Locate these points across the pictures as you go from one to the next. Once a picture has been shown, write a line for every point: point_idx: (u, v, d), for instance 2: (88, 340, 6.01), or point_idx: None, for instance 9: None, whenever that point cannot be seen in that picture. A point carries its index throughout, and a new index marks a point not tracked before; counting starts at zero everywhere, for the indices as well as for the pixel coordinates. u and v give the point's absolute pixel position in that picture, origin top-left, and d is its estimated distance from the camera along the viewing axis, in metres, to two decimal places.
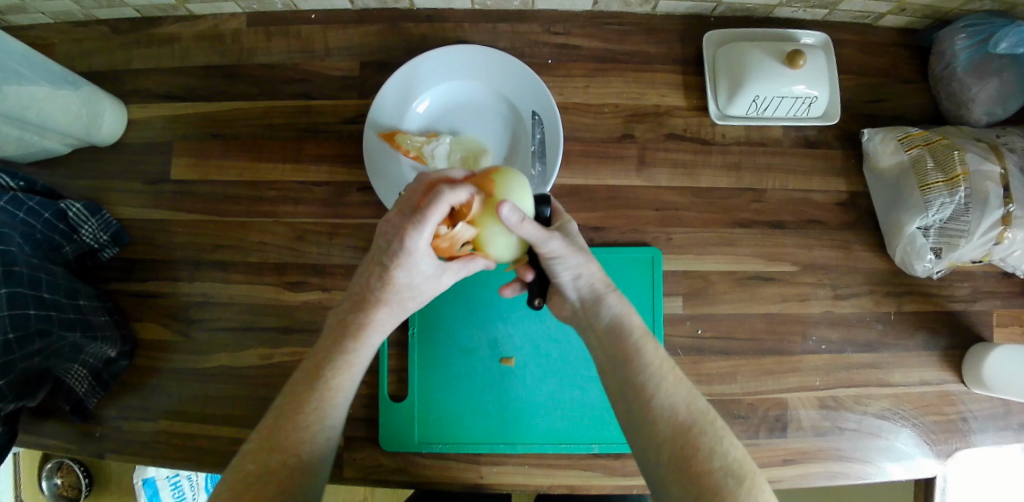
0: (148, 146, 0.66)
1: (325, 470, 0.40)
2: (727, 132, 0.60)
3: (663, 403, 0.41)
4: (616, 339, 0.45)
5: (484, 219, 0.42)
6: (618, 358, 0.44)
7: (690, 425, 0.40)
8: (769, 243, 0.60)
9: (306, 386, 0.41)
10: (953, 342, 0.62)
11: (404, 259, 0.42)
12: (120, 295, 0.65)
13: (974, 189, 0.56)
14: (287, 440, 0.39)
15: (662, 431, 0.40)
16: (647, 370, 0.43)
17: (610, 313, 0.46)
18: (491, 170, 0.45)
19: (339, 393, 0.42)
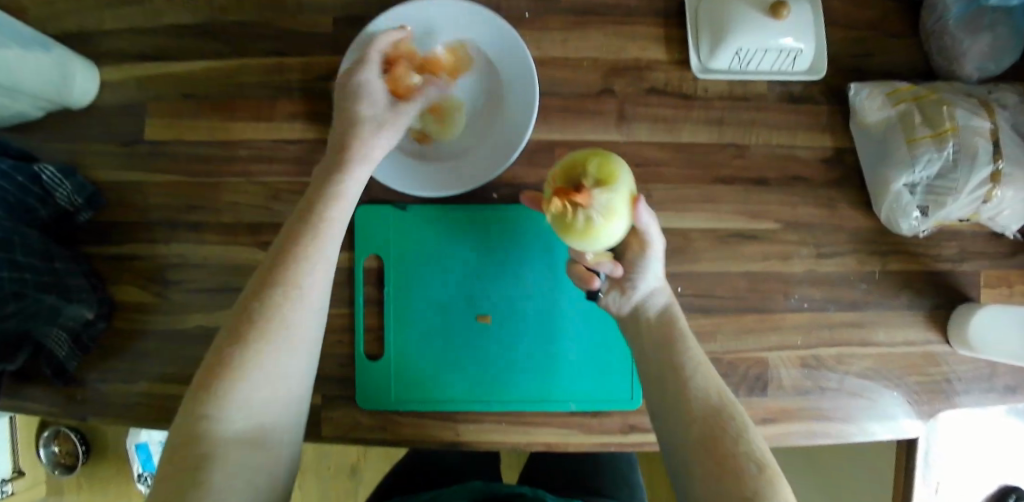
0: (121, 107, 0.64)
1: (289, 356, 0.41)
2: (710, 87, 0.59)
3: (698, 387, 0.43)
4: (662, 329, 0.47)
5: (624, 209, 0.42)
6: (662, 345, 0.46)
7: (720, 411, 0.41)
8: (753, 200, 0.59)
9: (260, 284, 0.42)
10: (938, 302, 0.62)
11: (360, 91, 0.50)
12: (98, 259, 0.64)
13: (963, 144, 0.54)
14: (234, 359, 0.38)
15: (694, 410, 0.41)
16: (687, 357, 0.45)
17: (663, 305, 0.49)
18: (604, 154, 0.43)
19: (293, 295, 0.42)
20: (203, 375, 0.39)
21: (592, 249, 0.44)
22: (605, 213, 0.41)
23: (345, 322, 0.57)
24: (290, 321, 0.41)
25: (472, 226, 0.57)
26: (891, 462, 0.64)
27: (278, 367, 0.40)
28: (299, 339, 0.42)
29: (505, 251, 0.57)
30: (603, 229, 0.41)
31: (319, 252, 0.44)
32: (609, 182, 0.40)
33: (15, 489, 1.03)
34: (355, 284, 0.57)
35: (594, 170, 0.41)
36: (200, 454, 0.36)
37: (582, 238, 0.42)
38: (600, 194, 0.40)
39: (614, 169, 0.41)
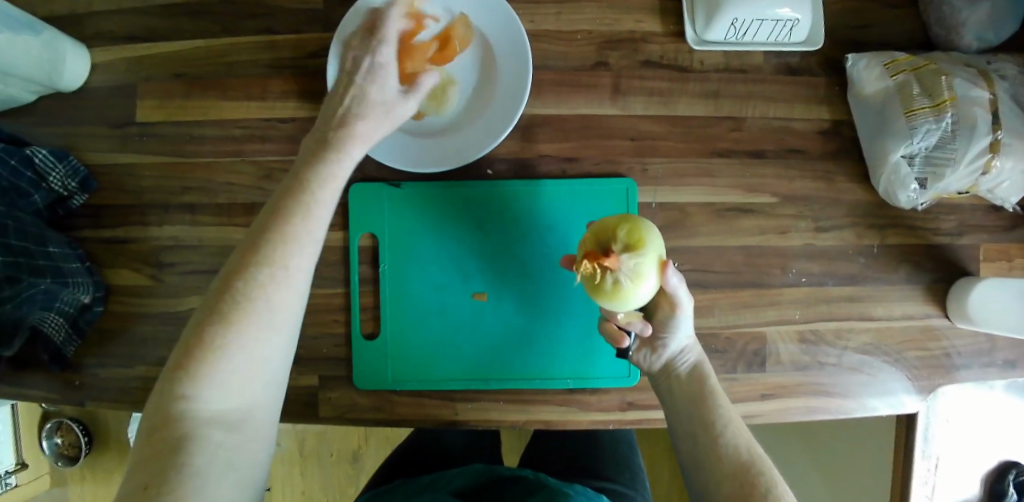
0: (112, 89, 0.64)
1: (270, 339, 0.38)
2: (706, 59, 0.58)
3: (728, 442, 0.43)
4: (694, 384, 0.48)
5: (653, 273, 0.43)
6: (694, 402, 0.47)
7: (750, 466, 0.41)
8: (749, 174, 0.59)
9: (241, 255, 0.38)
10: (937, 276, 0.61)
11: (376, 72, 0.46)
12: (91, 243, 0.64)
13: (961, 115, 0.54)
14: (209, 339, 0.35)
15: (725, 466, 0.42)
16: (718, 413, 0.46)
17: (693, 363, 0.50)
18: (634, 220, 0.45)
19: (275, 272, 0.38)
20: (179, 353, 0.36)
21: (621, 310, 0.46)
22: (632, 276, 0.43)
23: (341, 301, 0.57)
24: (273, 303, 0.37)
25: (467, 204, 0.57)
26: (888, 436, 0.64)
27: (258, 350, 0.37)
28: (282, 322, 0.38)
29: (501, 228, 0.57)
30: (631, 292, 0.43)
31: (305, 228, 0.40)
32: (638, 246, 0.42)
33: (19, 481, 1.03)
34: (351, 262, 0.57)
35: (623, 235, 0.43)
36: (179, 436, 0.35)
37: (611, 299, 0.44)
38: (628, 259, 0.42)
39: (643, 234, 0.43)
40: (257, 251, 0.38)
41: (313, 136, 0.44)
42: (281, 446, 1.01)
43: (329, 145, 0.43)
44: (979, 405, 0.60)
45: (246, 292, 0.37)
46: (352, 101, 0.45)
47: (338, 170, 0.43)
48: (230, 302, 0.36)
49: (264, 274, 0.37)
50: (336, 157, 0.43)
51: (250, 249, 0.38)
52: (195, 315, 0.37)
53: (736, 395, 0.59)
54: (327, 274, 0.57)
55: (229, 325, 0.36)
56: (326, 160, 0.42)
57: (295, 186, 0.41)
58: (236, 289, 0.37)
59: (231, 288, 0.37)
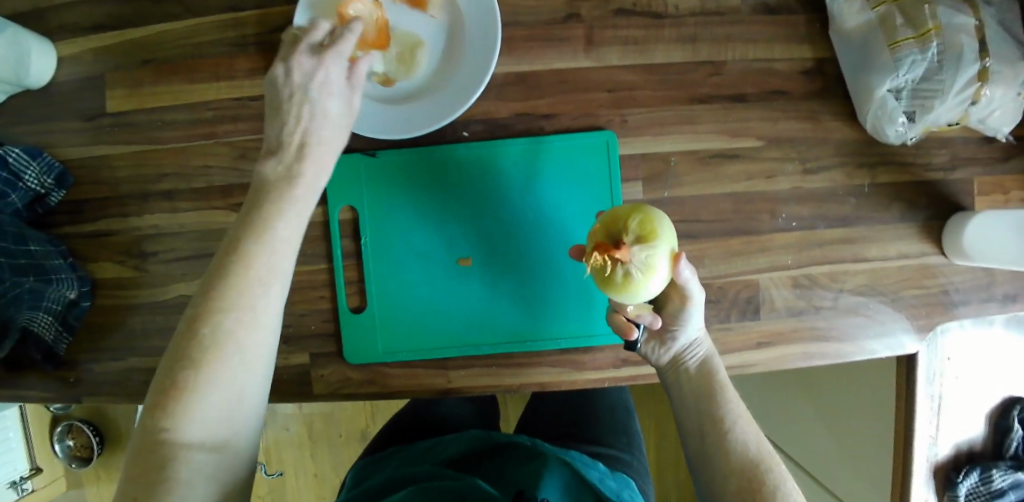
0: (78, 82, 0.62)
1: (246, 360, 0.38)
2: (681, 3, 0.56)
3: (738, 437, 0.44)
4: (703, 378, 0.48)
5: (664, 266, 0.42)
6: (702, 396, 0.47)
7: (759, 462, 0.42)
8: (731, 119, 0.57)
9: (213, 280, 0.38)
10: (931, 213, 0.60)
11: (315, 92, 0.44)
12: (73, 238, 0.63)
13: (948, 43, 0.52)
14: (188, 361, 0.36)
15: (733, 462, 0.43)
16: (727, 407, 0.46)
17: (702, 356, 0.50)
18: (644, 209, 0.44)
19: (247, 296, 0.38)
20: (153, 395, 0.36)
21: (630, 303, 0.45)
22: (643, 269, 0.41)
23: (326, 277, 0.57)
24: (249, 323, 0.38)
25: (446, 171, 0.56)
26: (874, 377, 0.64)
27: (237, 382, 0.38)
28: (255, 356, 0.38)
29: (480, 193, 0.56)
30: (642, 285, 0.42)
31: (268, 264, 0.40)
32: (650, 239, 0.41)
33: (36, 485, 1.04)
34: (332, 236, 0.56)
35: (635, 226, 0.42)
36: (161, 456, 0.35)
37: (620, 293, 0.43)
38: (639, 251, 0.41)
39: (655, 226, 0.42)
40: (221, 290, 0.38)
41: (264, 165, 0.44)
42: (291, 430, 1.01)
43: (287, 181, 0.43)
44: (979, 343, 0.59)
45: (215, 334, 0.37)
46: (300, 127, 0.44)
47: (302, 196, 0.43)
48: (200, 345, 0.36)
49: (231, 316, 0.37)
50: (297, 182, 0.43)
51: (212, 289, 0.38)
52: (174, 341, 0.38)
53: (731, 345, 0.58)
54: (309, 250, 0.57)
55: (201, 369, 0.36)
56: (285, 197, 0.42)
57: (255, 225, 0.41)
58: (203, 333, 0.37)
59: (207, 311, 0.37)
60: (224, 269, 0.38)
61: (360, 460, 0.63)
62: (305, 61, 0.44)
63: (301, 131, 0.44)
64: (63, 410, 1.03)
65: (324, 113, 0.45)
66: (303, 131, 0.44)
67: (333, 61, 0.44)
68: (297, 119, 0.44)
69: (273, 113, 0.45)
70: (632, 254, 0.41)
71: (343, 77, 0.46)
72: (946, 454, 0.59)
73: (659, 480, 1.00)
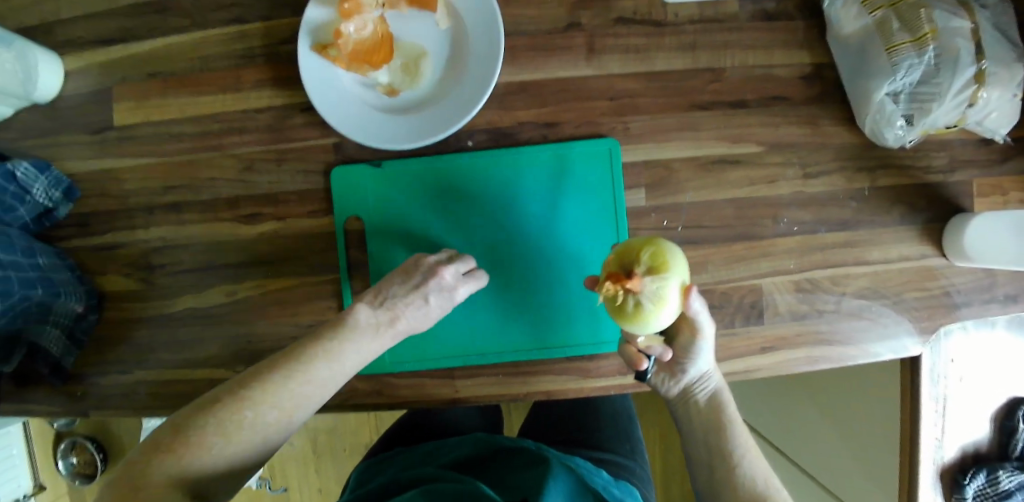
0: (85, 96, 0.63)
1: (294, 413, 0.43)
2: (680, 11, 0.57)
3: (745, 472, 0.46)
4: (712, 411, 0.50)
5: (674, 297, 0.43)
6: (711, 429, 0.49)
7: (764, 498, 0.44)
8: (732, 124, 0.58)
9: (323, 333, 0.46)
10: (931, 216, 0.60)
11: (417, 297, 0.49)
12: (81, 251, 0.63)
13: (943, 47, 0.53)
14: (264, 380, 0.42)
15: (740, 497, 0.45)
16: (735, 441, 0.48)
17: (712, 390, 0.50)
18: (656, 241, 0.45)
19: (337, 361, 0.45)
20: (198, 407, 0.42)
21: (640, 333, 0.46)
22: (655, 300, 0.42)
23: None
24: (319, 381, 0.44)
25: (451, 182, 0.57)
26: (879, 379, 0.64)
27: (271, 430, 0.42)
28: (287, 419, 0.43)
29: (485, 202, 0.57)
30: (653, 315, 0.43)
31: (340, 356, 0.45)
32: (661, 270, 0.43)
33: None
34: (339, 247, 0.58)
35: (647, 258, 0.43)
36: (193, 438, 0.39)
37: (632, 322, 0.44)
38: (651, 283, 0.42)
39: (667, 257, 0.43)
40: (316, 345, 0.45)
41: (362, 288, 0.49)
42: (295, 445, 1.01)
43: (392, 309, 0.48)
44: (981, 345, 0.59)
45: (274, 386, 0.42)
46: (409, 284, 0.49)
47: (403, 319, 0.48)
48: (251, 388, 0.42)
49: (287, 381, 0.43)
50: (403, 298, 0.48)
51: (290, 353, 0.44)
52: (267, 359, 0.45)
53: (735, 350, 0.58)
54: None
55: (269, 390, 0.42)
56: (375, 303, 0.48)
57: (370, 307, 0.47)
58: (262, 382, 0.42)
59: (298, 354, 0.44)
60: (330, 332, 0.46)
61: (362, 462, 0.64)
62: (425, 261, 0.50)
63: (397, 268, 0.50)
64: (66, 426, 1.03)
65: (424, 301, 0.49)
66: (409, 294, 0.49)
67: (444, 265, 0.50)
68: (409, 289, 0.49)
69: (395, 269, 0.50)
70: (644, 285, 0.42)
71: (451, 283, 0.51)
72: (952, 456, 0.59)
73: (664, 486, 1.00)
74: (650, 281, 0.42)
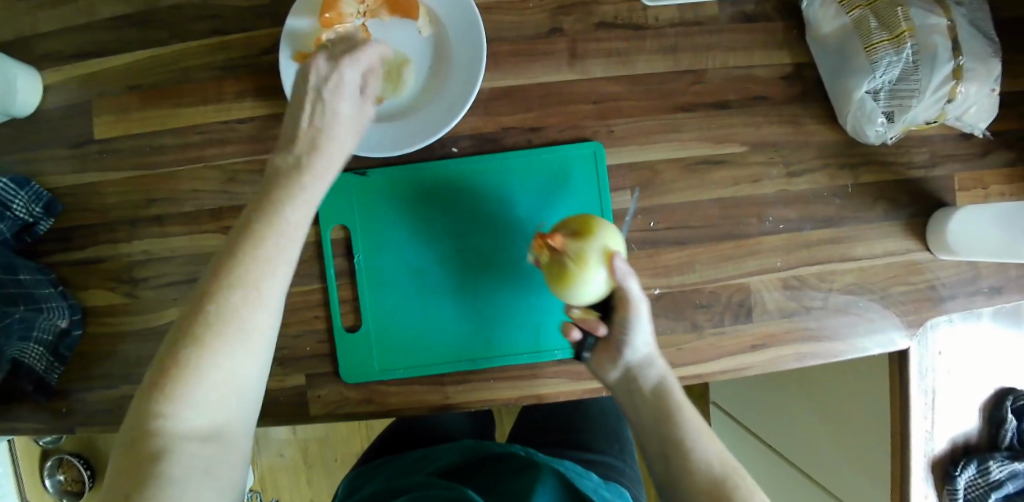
0: (65, 110, 0.62)
1: (236, 353, 0.36)
2: (660, 14, 0.57)
3: (700, 456, 0.43)
4: (660, 401, 0.48)
5: (596, 260, 0.48)
6: (660, 418, 0.47)
7: (724, 477, 0.42)
8: (715, 125, 0.58)
9: (226, 260, 0.38)
10: (914, 210, 0.61)
11: (325, 120, 0.48)
12: (63, 267, 0.63)
13: (920, 44, 0.53)
14: (185, 336, 0.35)
15: (698, 481, 0.42)
16: (685, 427, 0.46)
17: (656, 376, 0.50)
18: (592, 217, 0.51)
19: (259, 284, 0.38)
20: (152, 376, 0.35)
21: (575, 298, 0.51)
22: (578, 260, 0.48)
23: (319, 296, 0.57)
24: (246, 323, 0.37)
25: (434, 187, 0.56)
26: (869, 375, 0.65)
27: (216, 389, 0.36)
28: (258, 342, 0.38)
29: (470, 207, 0.57)
30: (575, 274, 0.48)
31: (276, 249, 0.39)
32: (585, 234, 0.49)
33: None
34: (324, 257, 0.56)
35: (575, 225, 0.50)
36: (155, 447, 0.33)
37: (558, 282, 0.49)
38: (573, 243, 0.48)
39: (594, 225, 0.49)
40: (224, 275, 0.37)
41: (278, 156, 0.46)
42: (286, 456, 1.01)
43: (297, 166, 0.45)
44: (967, 337, 0.59)
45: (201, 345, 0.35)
46: (313, 114, 0.47)
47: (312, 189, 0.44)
48: (201, 322, 0.36)
49: (217, 332, 0.36)
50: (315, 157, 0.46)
51: (205, 302, 0.36)
52: (174, 325, 0.37)
53: (725, 349, 0.58)
54: (302, 271, 0.57)
55: (201, 348, 0.35)
56: (296, 181, 0.43)
57: (268, 206, 0.41)
58: (206, 309, 0.36)
59: (210, 301, 0.36)
60: (237, 251, 0.38)
61: (351, 471, 0.63)
62: (319, 68, 0.48)
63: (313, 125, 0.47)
64: (52, 444, 1.01)
65: (333, 113, 0.48)
66: (315, 127, 0.47)
67: (349, 65, 0.49)
68: (309, 116, 0.47)
69: (292, 107, 0.48)
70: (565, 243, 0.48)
71: (358, 81, 0.50)
72: (943, 448, 0.59)
73: None
74: (571, 240, 0.48)
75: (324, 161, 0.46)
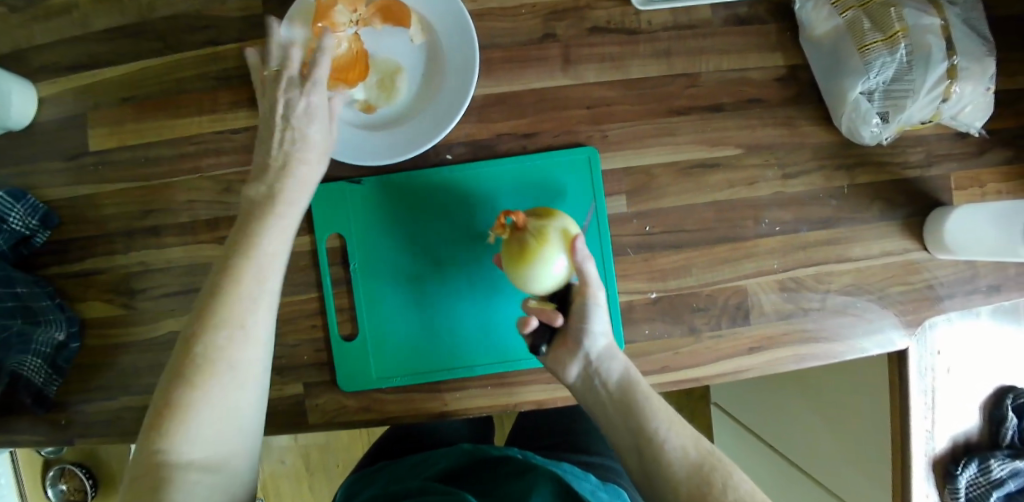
0: (60, 122, 0.62)
1: (229, 387, 0.39)
2: (654, 18, 0.58)
3: (673, 445, 0.43)
4: (624, 393, 0.48)
5: (557, 239, 0.50)
6: (626, 411, 0.47)
7: (701, 463, 0.41)
8: (709, 128, 0.58)
9: (210, 300, 0.41)
10: (910, 210, 0.61)
11: (298, 148, 0.48)
12: (60, 279, 0.63)
13: (914, 44, 0.53)
14: (180, 375, 0.38)
15: (674, 470, 0.41)
16: (652, 415, 0.45)
17: (617, 366, 0.49)
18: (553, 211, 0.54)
19: (244, 319, 0.41)
20: (151, 415, 0.38)
21: (533, 281, 0.51)
22: (538, 237, 0.49)
23: (317, 305, 0.57)
24: (236, 358, 0.40)
25: (428, 195, 0.56)
26: (868, 375, 0.64)
27: (214, 421, 0.38)
28: (248, 375, 0.41)
29: (465, 214, 0.57)
30: (535, 250, 0.49)
31: (257, 282, 0.43)
32: (546, 215, 0.51)
33: None
34: (321, 265, 0.56)
35: (537, 210, 0.52)
36: (157, 480, 0.35)
37: (518, 259, 0.50)
38: (533, 221, 0.50)
39: (554, 210, 0.51)
40: (211, 315, 0.40)
41: (250, 187, 0.47)
42: (287, 464, 1.01)
43: (270, 197, 0.46)
44: (965, 334, 0.60)
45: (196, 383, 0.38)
46: (286, 143, 0.47)
47: (287, 220, 0.46)
48: (194, 361, 0.39)
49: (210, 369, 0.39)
50: (288, 188, 0.47)
51: (195, 344, 0.39)
52: (169, 366, 0.40)
53: (723, 352, 0.58)
54: (298, 280, 0.57)
55: (195, 384, 0.38)
56: (269, 213, 0.45)
57: (244, 243, 0.44)
58: (196, 348, 0.39)
59: (199, 342, 0.39)
60: (219, 291, 0.41)
61: (350, 474, 0.63)
62: (290, 94, 0.47)
63: (283, 153, 0.47)
64: (54, 454, 1.01)
65: (304, 138, 0.48)
66: (286, 152, 0.47)
67: (314, 91, 0.48)
68: (279, 142, 0.47)
69: (262, 134, 0.48)
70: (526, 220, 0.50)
71: (326, 106, 0.49)
72: (944, 447, 0.59)
73: None
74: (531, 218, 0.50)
75: (297, 184, 0.47)
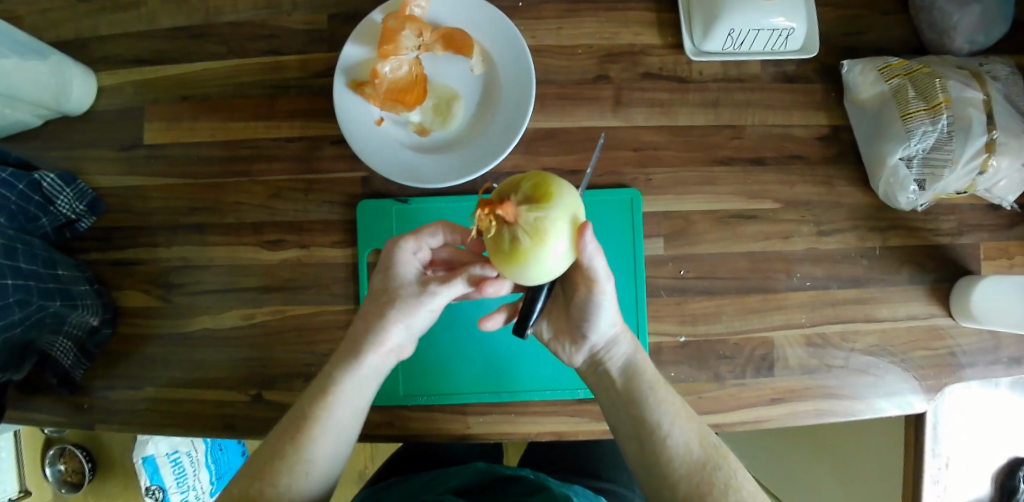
0: (116, 113, 0.64)
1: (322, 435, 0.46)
2: (704, 69, 0.59)
3: (677, 441, 0.45)
4: (629, 384, 0.48)
5: (559, 234, 0.38)
6: (631, 403, 0.48)
7: (704, 461, 0.45)
8: (751, 181, 0.60)
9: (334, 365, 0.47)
10: (941, 276, 0.61)
11: (405, 290, 0.47)
12: (100, 265, 0.64)
13: (956, 115, 0.55)
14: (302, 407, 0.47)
15: (677, 467, 0.44)
16: (658, 409, 0.47)
17: (621, 352, 0.49)
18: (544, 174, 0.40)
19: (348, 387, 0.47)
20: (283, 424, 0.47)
21: (528, 278, 0.41)
22: (534, 234, 0.37)
23: None
24: (334, 413, 0.46)
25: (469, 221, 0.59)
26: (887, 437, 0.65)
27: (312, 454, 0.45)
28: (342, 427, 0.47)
29: None
30: (531, 252, 0.38)
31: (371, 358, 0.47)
32: (542, 201, 0.37)
33: None
34: (360, 278, 0.61)
35: (527, 188, 0.38)
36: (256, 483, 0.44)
37: (511, 262, 0.39)
38: (528, 212, 0.37)
39: (550, 187, 0.38)
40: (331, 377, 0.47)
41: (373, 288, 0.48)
42: None
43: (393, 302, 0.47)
44: (986, 403, 0.59)
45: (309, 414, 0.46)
46: (393, 280, 0.47)
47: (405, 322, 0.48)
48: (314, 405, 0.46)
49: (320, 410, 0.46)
50: (405, 306, 0.47)
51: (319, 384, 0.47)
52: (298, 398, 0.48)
53: (744, 400, 0.59)
54: None
55: (312, 422, 0.46)
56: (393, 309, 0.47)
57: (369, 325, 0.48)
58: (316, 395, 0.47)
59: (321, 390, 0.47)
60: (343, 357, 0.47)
61: (364, 488, 0.63)
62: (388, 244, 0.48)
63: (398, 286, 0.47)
64: (57, 433, 1.01)
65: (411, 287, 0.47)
66: (399, 285, 0.47)
67: (410, 247, 0.47)
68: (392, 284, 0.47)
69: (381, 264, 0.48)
70: (516, 210, 0.37)
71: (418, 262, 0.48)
72: None
73: None
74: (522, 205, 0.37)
75: (414, 304, 0.47)
